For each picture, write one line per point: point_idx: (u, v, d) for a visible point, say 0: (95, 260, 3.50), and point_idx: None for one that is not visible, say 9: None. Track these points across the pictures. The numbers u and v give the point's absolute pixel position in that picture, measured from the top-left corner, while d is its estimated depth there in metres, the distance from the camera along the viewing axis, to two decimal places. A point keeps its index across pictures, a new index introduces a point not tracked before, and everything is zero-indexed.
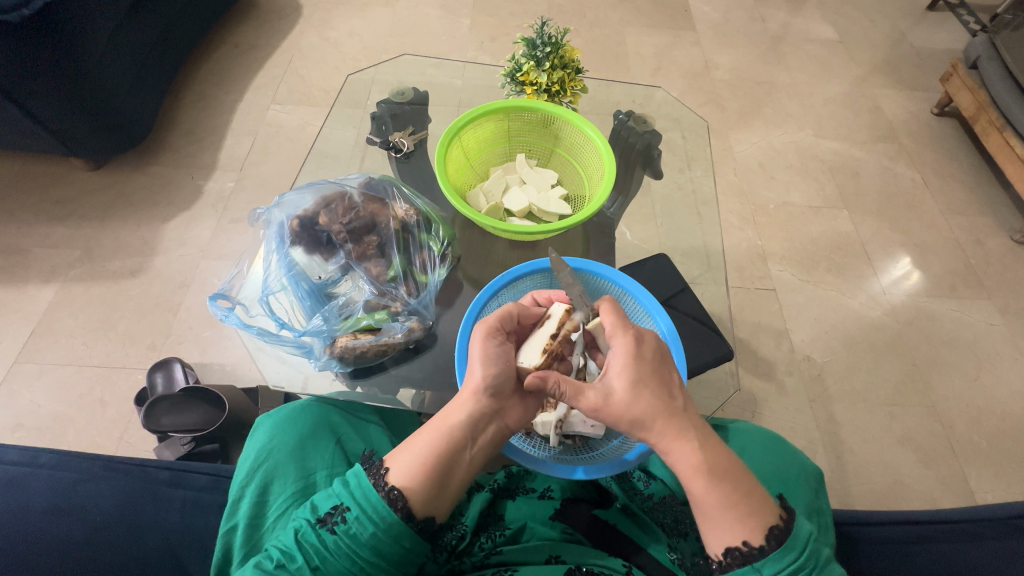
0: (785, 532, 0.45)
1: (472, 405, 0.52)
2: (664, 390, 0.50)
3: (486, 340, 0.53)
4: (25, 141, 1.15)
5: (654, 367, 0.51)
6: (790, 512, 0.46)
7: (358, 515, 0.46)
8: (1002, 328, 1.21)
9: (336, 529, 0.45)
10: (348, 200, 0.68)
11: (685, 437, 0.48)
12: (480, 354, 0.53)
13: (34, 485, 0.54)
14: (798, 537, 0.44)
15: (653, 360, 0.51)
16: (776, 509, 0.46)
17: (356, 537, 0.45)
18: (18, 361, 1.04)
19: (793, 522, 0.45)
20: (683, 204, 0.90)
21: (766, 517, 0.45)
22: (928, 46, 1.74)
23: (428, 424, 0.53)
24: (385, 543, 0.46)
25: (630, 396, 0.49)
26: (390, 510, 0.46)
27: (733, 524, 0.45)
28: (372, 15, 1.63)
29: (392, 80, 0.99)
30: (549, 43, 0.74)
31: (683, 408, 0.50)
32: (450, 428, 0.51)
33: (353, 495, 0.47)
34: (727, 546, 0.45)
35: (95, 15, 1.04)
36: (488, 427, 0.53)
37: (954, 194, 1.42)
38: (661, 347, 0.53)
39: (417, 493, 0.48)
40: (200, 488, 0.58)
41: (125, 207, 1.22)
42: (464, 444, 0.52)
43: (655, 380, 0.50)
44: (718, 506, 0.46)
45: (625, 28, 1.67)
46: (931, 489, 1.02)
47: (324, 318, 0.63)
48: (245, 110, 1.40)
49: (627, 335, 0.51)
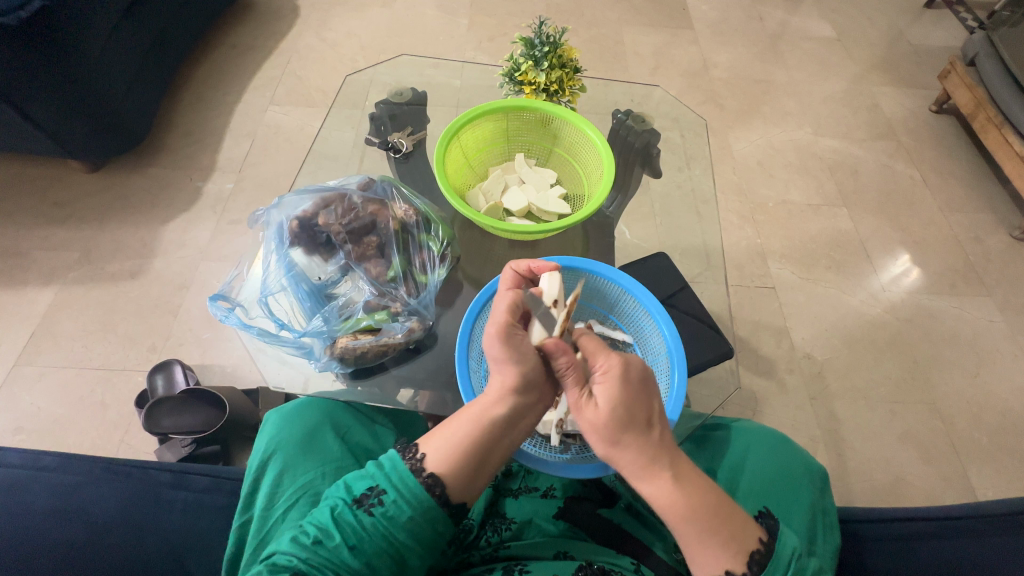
0: (766, 555, 0.44)
1: (506, 398, 0.51)
2: (644, 420, 0.49)
3: (502, 341, 0.52)
4: (23, 144, 1.15)
5: (638, 392, 0.50)
6: (772, 532, 0.47)
7: (396, 497, 0.46)
8: (1002, 325, 1.22)
9: (373, 509, 0.45)
10: (348, 201, 0.68)
11: (660, 471, 0.48)
12: (503, 352, 0.52)
13: (35, 487, 0.54)
14: (782, 556, 0.45)
15: (638, 386, 0.50)
16: (756, 531, 0.46)
17: (392, 518, 0.45)
18: (18, 364, 1.03)
19: (773, 544, 0.45)
20: (683, 203, 0.91)
21: (748, 541, 0.45)
22: (926, 43, 1.74)
23: (463, 410, 0.52)
24: (420, 525, 0.46)
25: (607, 422, 0.49)
26: (428, 494, 0.46)
27: (717, 552, 0.44)
28: (370, 15, 1.63)
29: (391, 80, 0.99)
30: (548, 43, 0.74)
31: (661, 440, 0.49)
32: (489, 419, 0.51)
33: (389, 477, 0.47)
34: (710, 573, 0.44)
35: (93, 17, 1.05)
36: (526, 416, 0.53)
37: (953, 190, 1.42)
38: (648, 373, 0.52)
39: (452, 478, 0.48)
40: (202, 490, 0.58)
41: (125, 209, 1.22)
42: (500, 432, 0.51)
43: (637, 408, 0.49)
44: (698, 532, 0.45)
45: (624, 27, 1.67)
46: (931, 487, 1.02)
47: (324, 319, 0.63)
48: (244, 111, 1.40)
49: (614, 359, 0.51)
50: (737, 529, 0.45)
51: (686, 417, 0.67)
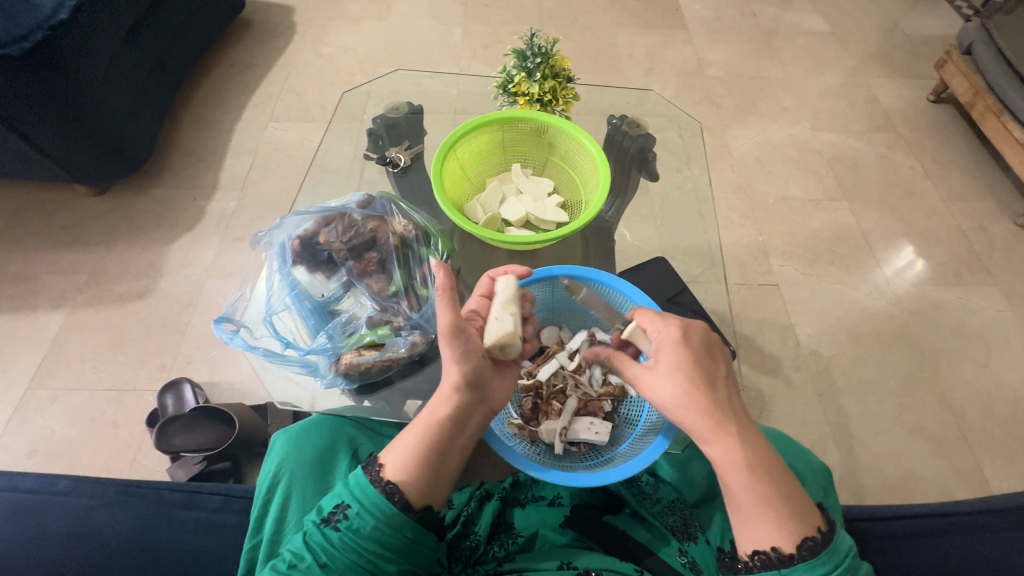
0: (822, 544, 0.44)
1: (453, 400, 0.53)
2: (709, 380, 0.50)
3: (452, 344, 0.53)
4: (29, 171, 1.17)
5: (699, 356, 0.51)
6: (831, 524, 0.46)
7: (359, 511, 0.47)
8: (1009, 314, 1.21)
9: (339, 525, 0.47)
10: (348, 219, 0.69)
11: (725, 432, 0.48)
12: (451, 355, 0.53)
13: (50, 512, 0.54)
14: (837, 550, 0.44)
15: (700, 348, 0.52)
16: (816, 520, 0.45)
17: (358, 531, 0.46)
18: (30, 389, 1.05)
19: (832, 534, 0.44)
20: (683, 203, 0.91)
21: (803, 526, 0.44)
22: (922, 33, 1.74)
23: (415, 420, 0.54)
24: (388, 534, 0.47)
25: (673, 385, 0.49)
26: (388, 502, 0.47)
27: (765, 527, 0.45)
28: (365, 29, 1.65)
29: (388, 93, 1.00)
30: (540, 54, 0.75)
31: (728, 400, 0.49)
32: (437, 422, 0.52)
33: (353, 492, 0.48)
34: (754, 549, 0.45)
35: (94, 44, 1.07)
36: (474, 416, 0.54)
37: (955, 180, 1.41)
38: (709, 338, 0.54)
39: (411, 483, 0.49)
40: (213, 509, 0.59)
41: (130, 230, 1.24)
42: (453, 436, 0.52)
43: (700, 369, 0.50)
44: (758, 504, 0.45)
45: (618, 30, 1.68)
46: (944, 480, 1.01)
47: (328, 336, 0.64)
48: (245, 129, 1.42)
49: (672, 327, 0.53)
50: (797, 513, 0.45)
51: None
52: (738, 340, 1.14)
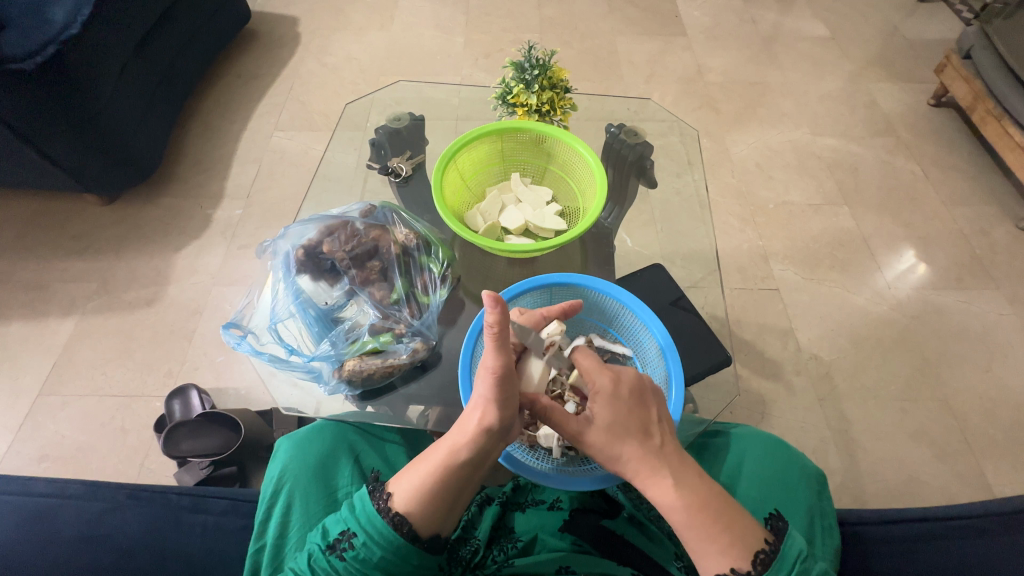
0: (772, 556, 0.46)
1: (478, 441, 0.51)
2: (640, 431, 0.51)
3: (499, 386, 0.50)
4: (40, 182, 1.20)
5: (630, 407, 0.52)
6: (779, 534, 0.48)
7: (365, 541, 0.48)
8: (1011, 318, 1.21)
9: (345, 554, 0.48)
10: (351, 227, 0.71)
11: (660, 474, 0.50)
12: (494, 398, 0.50)
13: (63, 516, 0.56)
14: (786, 557, 0.46)
15: (629, 399, 0.52)
16: (763, 532, 0.47)
17: (364, 560, 0.48)
18: (41, 395, 1.07)
19: (779, 544, 0.46)
20: (682, 210, 0.92)
21: (753, 541, 0.46)
22: (922, 37, 1.74)
23: (431, 450, 0.53)
24: (393, 562, 0.49)
25: (604, 437, 0.52)
26: (396, 534, 0.48)
27: (718, 553, 0.46)
28: (369, 38, 1.67)
29: (390, 102, 1.02)
30: (537, 66, 0.76)
31: (660, 446, 0.51)
32: (456, 461, 0.51)
33: (359, 522, 0.49)
34: (716, 573, 0.46)
35: (103, 58, 1.10)
36: (493, 452, 0.53)
37: (956, 184, 1.42)
38: (640, 385, 0.53)
39: (420, 517, 0.49)
40: (221, 513, 0.60)
41: (139, 239, 1.26)
42: (469, 473, 0.52)
43: (632, 420, 0.51)
44: (703, 535, 0.47)
45: (618, 37, 1.69)
46: (947, 485, 1.01)
47: (332, 343, 0.65)
48: (251, 138, 1.44)
49: (606, 378, 0.52)
50: (745, 529, 0.47)
51: (689, 422, 0.68)
52: (739, 344, 1.14)
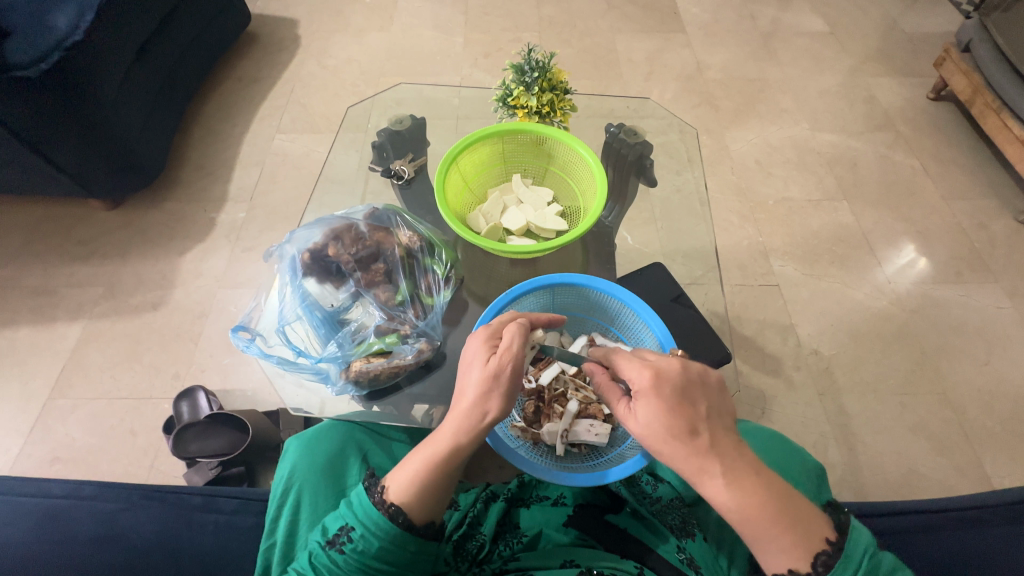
0: (834, 557, 0.44)
1: (478, 431, 0.51)
2: (685, 429, 0.47)
3: (515, 377, 0.51)
4: (46, 187, 1.21)
5: (675, 400, 0.48)
6: (842, 531, 0.46)
7: (362, 534, 0.50)
8: (1011, 311, 1.21)
9: (344, 548, 0.50)
10: (355, 230, 0.72)
11: (712, 476, 0.46)
12: (504, 392, 0.51)
13: (78, 516, 0.57)
14: (851, 558, 0.45)
15: (674, 395, 0.48)
16: (824, 531, 0.46)
17: (363, 552, 0.49)
18: (50, 398, 1.08)
19: (842, 544, 0.45)
20: (682, 207, 0.93)
21: (813, 543, 0.45)
22: (920, 31, 1.74)
23: (426, 440, 0.53)
24: (392, 552, 0.50)
25: (646, 432, 0.49)
26: (392, 525, 0.49)
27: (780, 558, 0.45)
28: (368, 40, 1.68)
29: (392, 104, 1.03)
30: (537, 68, 0.77)
31: (709, 445, 0.47)
32: (453, 452, 0.51)
33: (356, 515, 0.51)
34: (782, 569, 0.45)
35: (107, 64, 1.11)
36: None
37: (955, 177, 1.42)
38: (686, 381, 0.49)
39: (415, 506, 0.50)
40: (232, 511, 0.62)
41: (143, 242, 1.28)
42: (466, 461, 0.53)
43: (676, 417, 0.48)
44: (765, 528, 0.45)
45: (617, 35, 1.70)
46: (947, 477, 1.02)
47: (338, 344, 0.66)
48: (252, 141, 1.45)
49: (646, 370, 0.50)
50: (805, 532, 0.45)
51: None
52: (740, 340, 1.15)
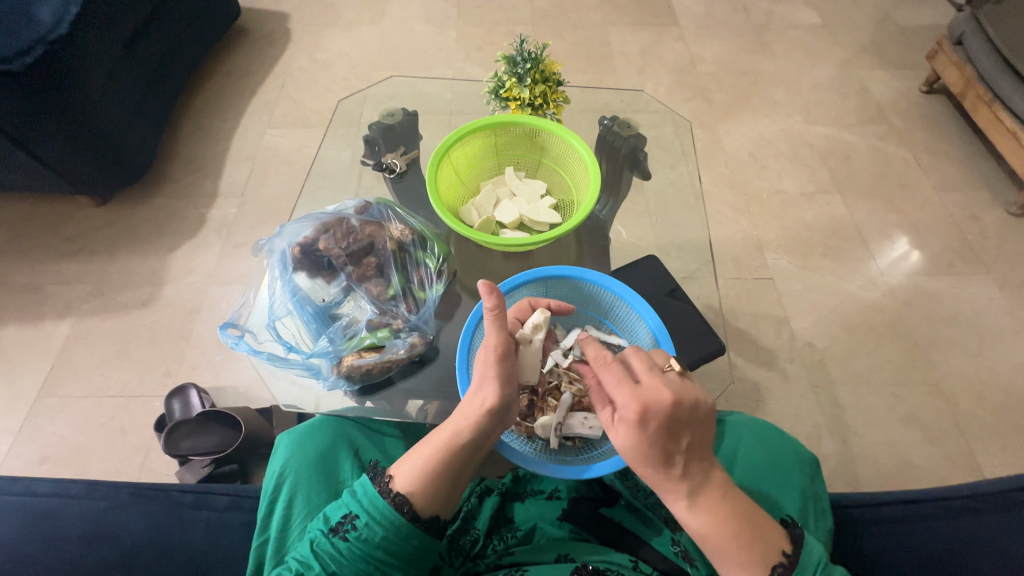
0: (790, 568, 0.46)
1: (482, 419, 0.52)
2: (661, 459, 0.48)
3: (500, 363, 0.53)
4: (32, 184, 1.19)
5: (656, 435, 0.48)
6: (798, 541, 0.48)
7: (367, 522, 0.49)
8: (1001, 302, 1.22)
9: (348, 536, 0.49)
10: (346, 224, 0.71)
11: (673, 497, 0.50)
12: (496, 376, 0.53)
13: (67, 515, 0.56)
14: (806, 568, 0.46)
15: (658, 432, 0.48)
16: (780, 543, 0.47)
17: (368, 541, 0.49)
18: (39, 397, 1.07)
19: (797, 556, 0.46)
20: (676, 200, 0.92)
21: (771, 555, 0.46)
22: (913, 24, 1.75)
23: (431, 436, 0.54)
24: (394, 543, 0.49)
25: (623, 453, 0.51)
26: (397, 514, 0.49)
27: (739, 571, 0.46)
28: (360, 33, 1.66)
29: (384, 97, 1.02)
30: (529, 60, 0.76)
31: (681, 476, 0.48)
32: (457, 443, 0.52)
33: (361, 504, 0.50)
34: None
35: (93, 58, 1.09)
36: (493, 434, 0.55)
37: (947, 169, 1.43)
38: (674, 417, 0.47)
39: (422, 497, 0.50)
40: (223, 508, 0.61)
41: (133, 239, 1.26)
42: (470, 454, 0.53)
43: (649, 449, 0.48)
44: (726, 538, 0.47)
45: (610, 28, 1.69)
46: (938, 467, 1.03)
47: (330, 339, 0.65)
48: (243, 136, 1.44)
49: (630, 405, 0.48)
50: (762, 542, 0.47)
51: None
52: (734, 333, 1.16)
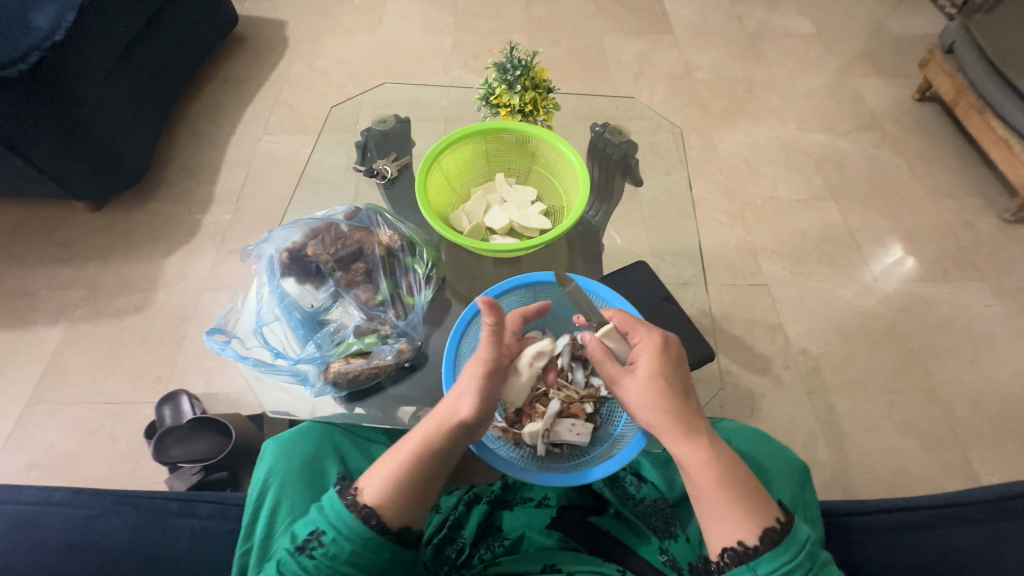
0: (781, 533, 0.46)
1: (453, 429, 0.53)
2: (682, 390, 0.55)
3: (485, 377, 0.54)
4: (27, 189, 1.19)
5: (674, 363, 0.56)
6: (790, 515, 0.48)
7: (335, 537, 0.48)
8: (997, 309, 1.22)
9: (314, 553, 0.48)
10: (335, 230, 0.71)
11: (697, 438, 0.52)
12: (477, 387, 0.54)
13: (49, 523, 0.56)
14: (795, 539, 0.45)
15: (676, 361, 0.57)
16: (774, 511, 0.48)
17: (335, 557, 0.47)
18: (30, 403, 1.06)
19: (789, 523, 0.46)
20: (669, 207, 0.92)
21: (761, 521, 0.47)
22: (906, 33, 1.76)
23: (401, 445, 0.54)
24: (365, 556, 0.48)
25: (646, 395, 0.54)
26: (365, 526, 0.48)
27: (731, 532, 0.47)
28: (357, 40, 1.67)
29: (379, 103, 1.02)
30: (520, 66, 0.77)
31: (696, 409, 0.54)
32: (426, 452, 0.53)
33: (328, 519, 0.49)
34: (723, 546, 0.47)
35: (89, 64, 1.09)
36: (461, 448, 0.55)
37: (941, 176, 1.43)
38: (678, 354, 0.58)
39: (389, 508, 0.50)
40: (207, 517, 0.61)
41: (127, 244, 1.26)
42: (438, 466, 0.53)
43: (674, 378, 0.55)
44: (722, 502, 0.48)
45: (605, 36, 1.70)
46: (934, 475, 1.02)
47: (318, 345, 0.65)
48: (239, 142, 1.44)
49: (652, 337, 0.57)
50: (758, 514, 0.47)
51: None
52: (728, 340, 1.15)
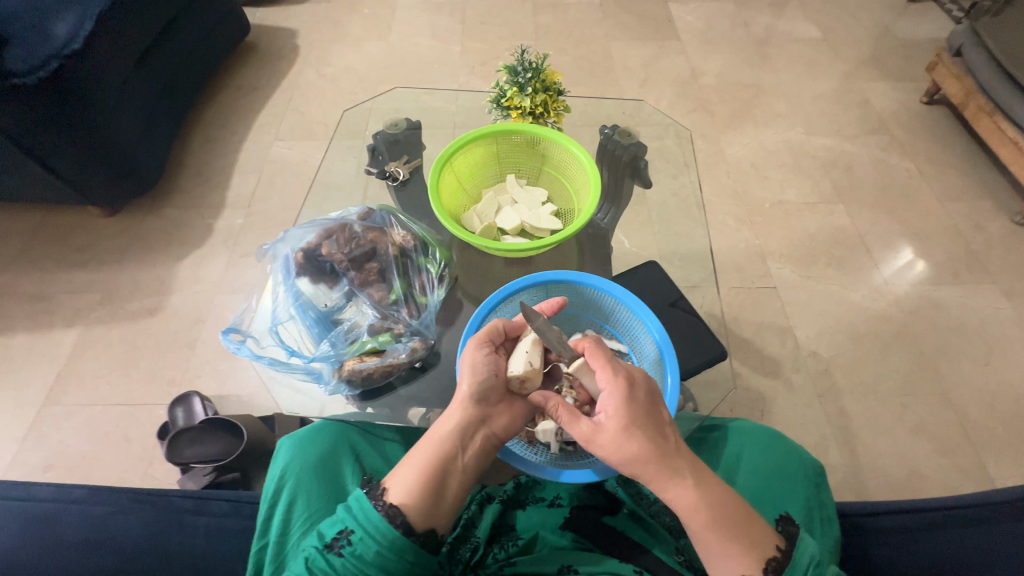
0: (783, 562, 0.47)
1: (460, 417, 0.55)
2: (658, 432, 0.52)
3: (476, 357, 0.57)
4: (44, 195, 1.21)
5: (646, 408, 0.52)
6: (790, 539, 0.49)
7: (362, 536, 0.48)
8: (1009, 312, 1.21)
9: (343, 551, 0.48)
10: (349, 230, 0.71)
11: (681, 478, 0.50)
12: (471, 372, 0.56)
13: (68, 520, 0.56)
14: (797, 565, 0.47)
15: (647, 404, 0.52)
16: (774, 539, 0.49)
17: (362, 557, 0.47)
18: (45, 405, 1.07)
19: (790, 551, 0.48)
20: (678, 209, 0.93)
21: (765, 549, 0.48)
22: (913, 37, 1.76)
23: (421, 442, 0.55)
24: (389, 559, 0.48)
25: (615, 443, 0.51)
26: (390, 527, 0.48)
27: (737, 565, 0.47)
28: (366, 48, 1.69)
29: (389, 109, 1.03)
30: (530, 69, 0.78)
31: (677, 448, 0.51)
32: (439, 446, 0.54)
33: (356, 518, 0.49)
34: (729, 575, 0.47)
35: (106, 72, 1.12)
36: (476, 436, 0.55)
37: (951, 179, 1.43)
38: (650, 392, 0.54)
39: (412, 507, 0.50)
40: (223, 514, 0.61)
41: (141, 249, 1.28)
42: (455, 458, 0.54)
43: (646, 420, 0.52)
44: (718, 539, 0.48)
45: (612, 43, 1.71)
46: (949, 479, 1.01)
47: (332, 344, 0.66)
48: (250, 148, 1.46)
49: (621, 379, 0.53)
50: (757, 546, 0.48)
51: (687, 419, 0.68)
52: (738, 343, 1.15)
